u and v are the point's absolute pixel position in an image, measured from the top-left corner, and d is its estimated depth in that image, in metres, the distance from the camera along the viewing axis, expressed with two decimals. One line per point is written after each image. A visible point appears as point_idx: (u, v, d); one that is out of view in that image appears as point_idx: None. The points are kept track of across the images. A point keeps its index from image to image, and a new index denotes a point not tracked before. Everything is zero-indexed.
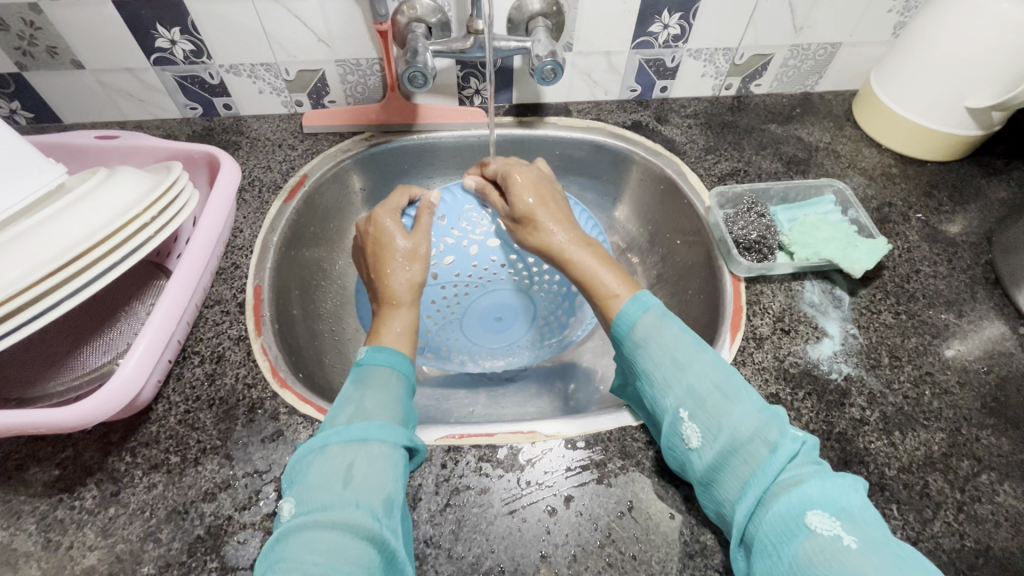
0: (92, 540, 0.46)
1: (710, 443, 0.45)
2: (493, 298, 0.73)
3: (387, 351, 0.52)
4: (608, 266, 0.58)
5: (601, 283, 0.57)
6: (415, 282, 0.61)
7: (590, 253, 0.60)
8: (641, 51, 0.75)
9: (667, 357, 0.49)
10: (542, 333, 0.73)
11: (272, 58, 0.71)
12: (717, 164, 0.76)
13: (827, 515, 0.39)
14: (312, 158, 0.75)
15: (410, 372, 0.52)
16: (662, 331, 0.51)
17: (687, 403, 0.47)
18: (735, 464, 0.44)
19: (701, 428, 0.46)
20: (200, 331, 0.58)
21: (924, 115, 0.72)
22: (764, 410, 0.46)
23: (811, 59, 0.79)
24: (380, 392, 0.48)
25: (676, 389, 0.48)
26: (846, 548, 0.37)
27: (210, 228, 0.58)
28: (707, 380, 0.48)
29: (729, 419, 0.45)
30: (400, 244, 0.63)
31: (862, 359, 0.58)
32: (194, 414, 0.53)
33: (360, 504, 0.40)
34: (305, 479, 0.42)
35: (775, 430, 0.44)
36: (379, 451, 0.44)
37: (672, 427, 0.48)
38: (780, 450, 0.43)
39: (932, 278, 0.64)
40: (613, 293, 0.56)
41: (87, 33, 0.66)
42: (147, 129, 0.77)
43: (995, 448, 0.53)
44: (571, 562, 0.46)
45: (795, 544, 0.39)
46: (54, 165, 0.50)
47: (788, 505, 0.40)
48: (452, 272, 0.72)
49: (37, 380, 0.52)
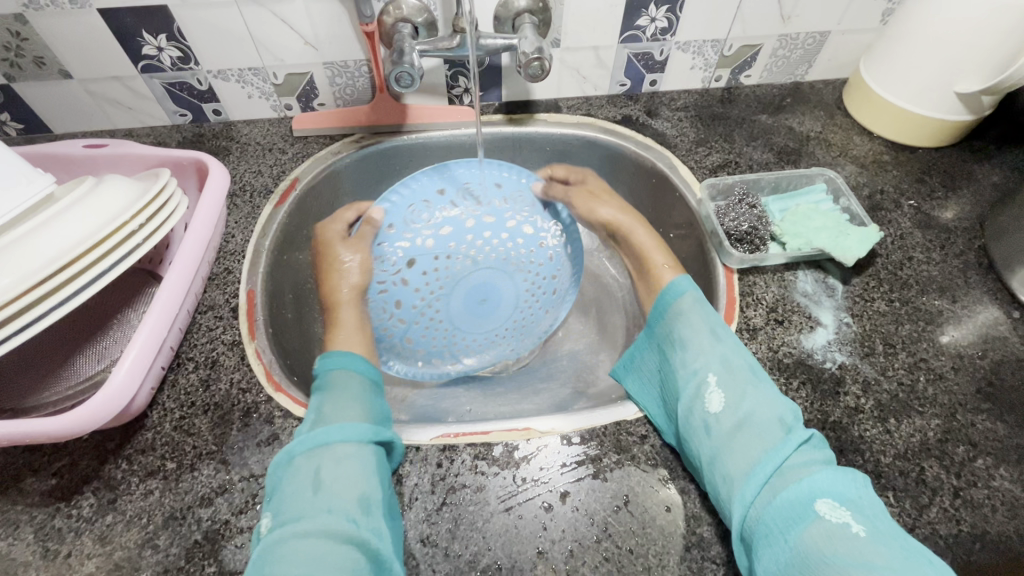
0: (89, 549, 0.46)
1: (734, 412, 0.47)
2: (476, 285, 0.66)
3: (342, 356, 0.55)
4: (660, 246, 0.67)
5: (653, 258, 0.66)
6: (359, 282, 0.65)
7: (646, 231, 0.70)
8: (629, 45, 0.74)
9: (705, 330, 0.53)
10: (543, 293, 0.70)
11: (259, 62, 0.71)
12: (708, 156, 0.76)
13: (836, 504, 0.40)
14: (303, 160, 0.75)
15: (371, 371, 0.55)
16: (702, 311, 0.55)
17: (719, 371, 0.49)
18: (748, 438, 0.45)
19: (726, 396, 0.48)
20: (193, 337, 0.58)
21: (913, 102, 0.72)
22: (784, 398, 0.48)
23: (800, 49, 0.79)
24: (341, 399, 0.50)
25: (709, 357, 0.51)
26: (854, 536, 0.38)
27: (200, 234, 0.58)
28: (740, 357, 0.51)
29: (753, 392, 0.48)
30: (342, 253, 0.66)
31: (856, 347, 0.58)
32: (189, 420, 0.53)
33: (332, 509, 0.41)
34: (280, 491, 0.43)
35: (792, 415, 0.47)
36: (343, 451, 0.45)
37: (696, 391, 0.49)
38: (795, 432, 0.45)
39: (925, 264, 0.64)
40: (665, 267, 0.64)
41: (74, 42, 0.66)
42: (137, 137, 0.77)
43: (990, 432, 0.53)
44: (568, 557, 0.46)
45: (800, 527, 0.39)
46: (43, 175, 0.51)
47: (797, 490, 0.41)
48: (412, 290, 0.65)
49: (32, 389, 0.52)
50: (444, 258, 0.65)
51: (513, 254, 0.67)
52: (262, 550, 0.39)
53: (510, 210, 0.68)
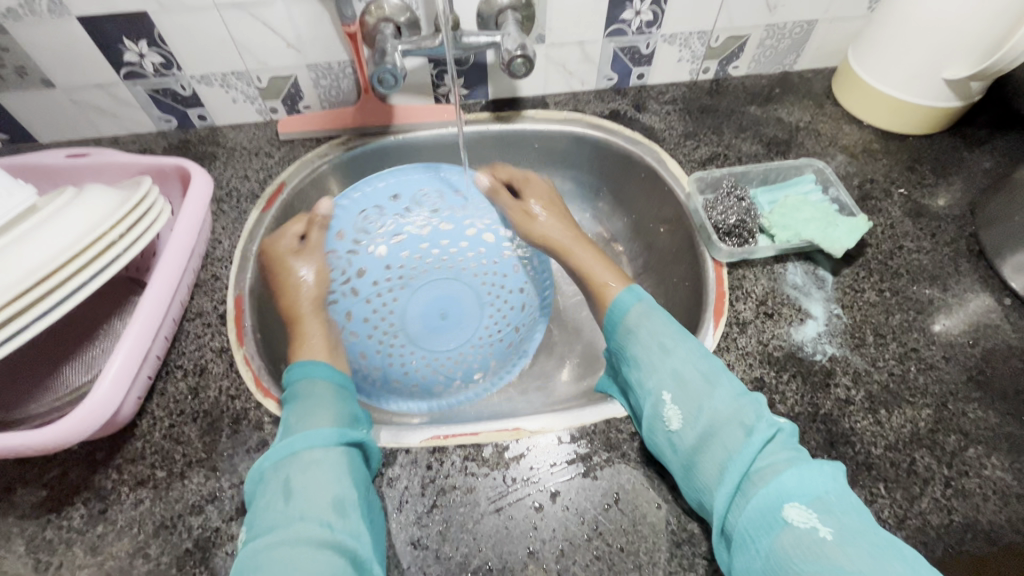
0: (81, 559, 0.46)
1: (692, 427, 0.46)
2: (423, 301, 0.67)
3: (311, 363, 0.54)
4: (602, 260, 0.64)
5: (599, 275, 0.62)
6: (318, 295, 0.64)
7: (588, 250, 0.66)
8: (615, 39, 0.74)
9: (655, 342, 0.51)
10: (488, 259, 0.69)
11: (242, 66, 0.70)
12: (697, 149, 0.75)
13: (805, 507, 0.40)
14: (289, 164, 0.74)
15: (335, 377, 0.54)
16: (651, 322, 0.53)
17: (671, 386, 0.48)
18: (713, 448, 0.45)
19: (683, 412, 0.47)
20: (181, 345, 0.58)
21: (903, 90, 0.71)
22: (742, 395, 0.47)
23: (788, 38, 0.78)
24: (307, 407, 0.50)
25: (660, 373, 0.49)
26: (823, 541, 0.38)
27: (183, 241, 0.57)
28: (691, 366, 0.49)
29: (709, 402, 0.46)
30: (298, 266, 0.64)
31: (846, 339, 0.58)
32: (178, 429, 0.53)
33: (304, 516, 0.42)
34: (253, 505, 0.44)
35: (753, 414, 0.45)
36: (311, 457, 0.45)
37: (654, 411, 0.48)
38: (757, 433, 0.44)
39: (915, 253, 0.64)
40: (612, 285, 0.60)
41: (54, 51, 0.65)
42: (123, 144, 0.76)
43: (982, 421, 0.52)
44: (559, 557, 0.46)
45: (773, 536, 0.40)
46: (23, 187, 0.50)
47: (765, 499, 0.41)
48: (371, 338, 0.65)
49: (20, 402, 0.52)
50: (375, 295, 0.65)
51: (420, 254, 0.67)
52: (239, 563, 0.40)
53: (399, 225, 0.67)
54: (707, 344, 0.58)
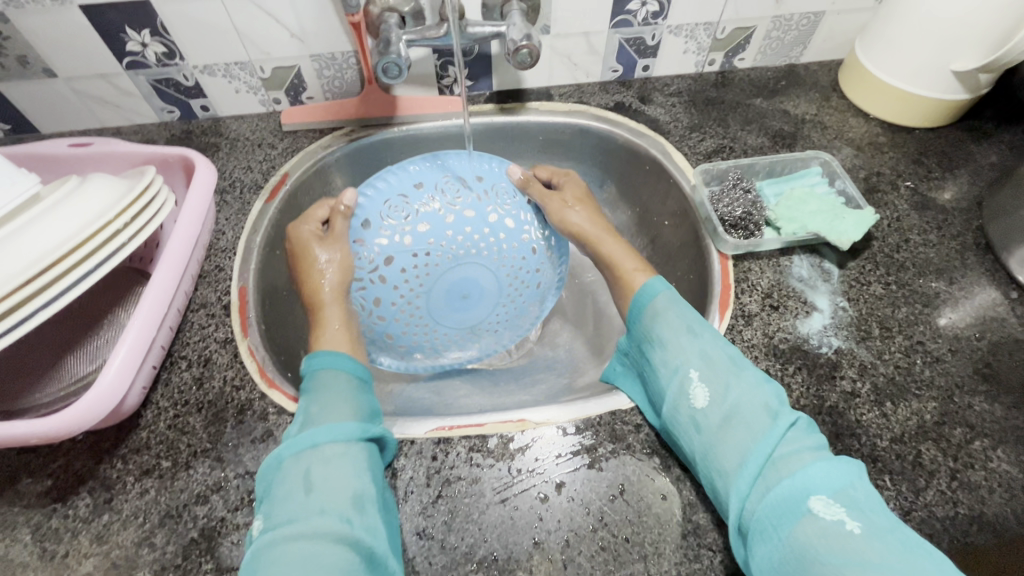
0: (87, 548, 0.46)
1: (718, 407, 0.46)
2: (447, 283, 0.64)
3: (329, 353, 0.53)
4: (631, 253, 0.64)
5: (623, 263, 0.62)
6: (339, 281, 0.61)
7: (617, 243, 0.65)
8: (620, 30, 0.73)
9: (681, 327, 0.51)
10: (507, 245, 0.66)
11: (245, 56, 0.70)
12: (702, 142, 0.75)
13: (830, 501, 0.39)
14: (292, 155, 0.74)
15: (361, 370, 0.53)
16: (676, 308, 0.52)
17: (699, 365, 0.48)
18: (739, 431, 0.44)
19: (710, 391, 0.47)
20: (185, 336, 0.58)
21: (910, 81, 0.70)
22: (768, 383, 0.47)
23: (794, 30, 0.77)
24: (328, 396, 0.49)
25: (687, 353, 0.49)
26: (850, 533, 0.38)
27: (186, 231, 0.57)
28: (718, 350, 0.49)
29: (737, 384, 0.46)
30: (318, 252, 0.61)
31: (852, 331, 0.58)
32: (183, 419, 0.53)
33: (325, 511, 0.41)
34: (273, 493, 0.43)
35: (779, 402, 0.46)
36: (332, 452, 0.44)
37: (680, 388, 0.48)
38: (783, 419, 0.44)
39: (922, 246, 0.64)
40: (637, 271, 0.61)
41: (56, 41, 0.65)
42: (125, 135, 0.76)
43: (987, 414, 0.52)
44: (564, 547, 0.46)
45: (794, 524, 0.39)
46: (26, 175, 0.50)
47: (791, 487, 0.40)
48: (428, 326, 0.65)
49: (24, 391, 0.52)
50: (402, 304, 0.63)
51: (424, 252, 0.63)
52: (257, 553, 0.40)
53: (380, 239, 0.63)
54: None
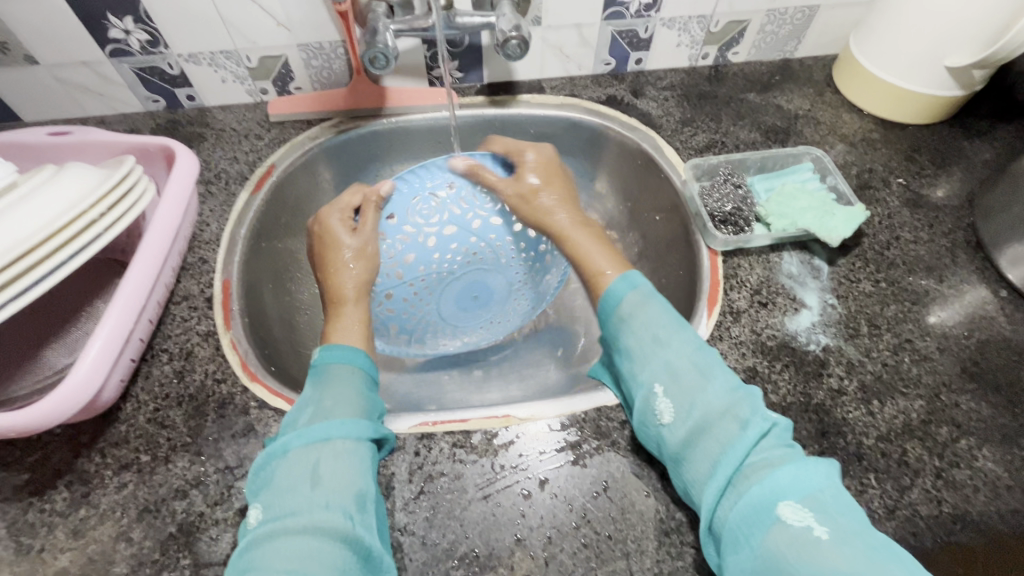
0: (63, 542, 0.46)
1: (684, 419, 0.45)
2: (455, 290, 0.71)
3: (343, 347, 0.52)
4: (598, 245, 0.59)
5: (593, 261, 0.57)
6: (363, 276, 0.62)
7: (584, 232, 0.61)
8: (612, 22, 0.72)
9: (648, 333, 0.49)
10: (494, 244, 0.72)
11: (231, 45, 0.69)
12: (694, 136, 0.74)
13: (799, 506, 0.39)
14: (279, 146, 0.73)
15: (369, 364, 0.52)
16: (645, 312, 0.50)
17: (664, 378, 0.47)
18: (706, 442, 0.44)
19: (674, 405, 0.46)
20: (167, 328, 0.57)
21: (905, 77, 0.70)
22: (737, 388, 0.46)
23: (789, 24, 0.76)
24: (341, 390, 0.48)
25: (653, 364, 0.48)
26: (817, 540, 0.37)
27: (168, 222, 0.56)
28: (685, 357, 0.47)
29: (703, 397, 0.45)
30: (345, 244, 0.63)
31: (840, 329, 0.57)
32: (164, 412, 0.52)
33: (329, 505, 0.41)
34: (275, 483, 0.43)
35: (746, 408, 0.45)
36: (343, 447, 0.44)
37: (645, 403, 0.47)
38: (751, 427, 0.44)
39: (913, 243, 0.63)
40: (606, 272, 0.56)
41: (37, 27, 0.64)
42: (109, 124, 0.75)
43: (974, 412, 0.52)
44: (546, 544, 0.46)
45: (764, 534, 0.39)
46: (2, 164, 0.48)
47: (759, 495, 0.40)
48: (458, 331, 0.71)
49: (1, 384, 0.51)
50: (429, 323, 0.70)
51: (427, 270, 0.70)
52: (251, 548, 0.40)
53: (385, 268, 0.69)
54: (699, 333, 0.58)
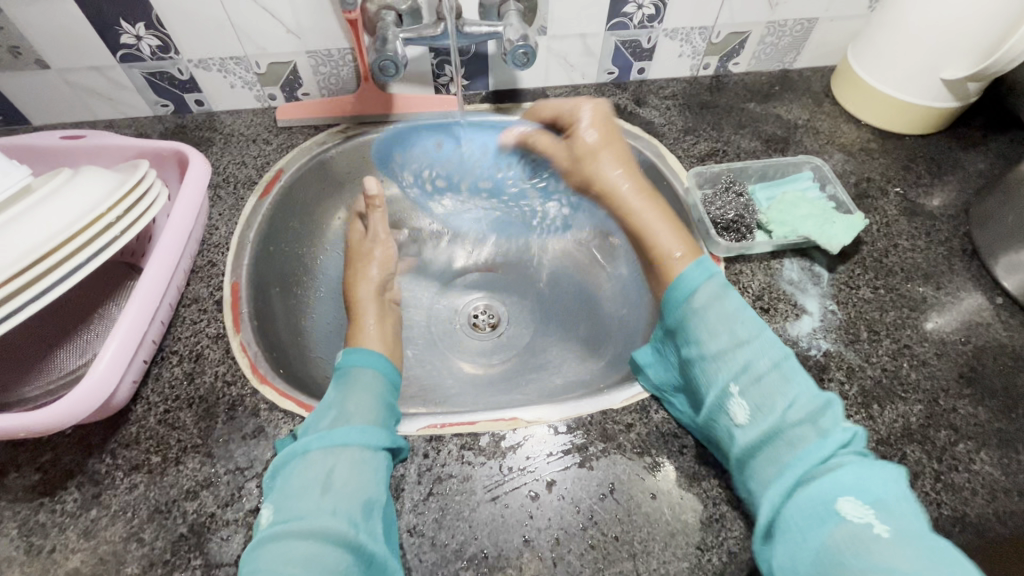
0: (74, 543, 0.46)
1: (759, 422, 0.44)
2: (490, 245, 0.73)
3: (367, 353, 0.55)
4: (668, 224, 0.56)
5: (661, 244, 0.55)
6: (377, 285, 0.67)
7: (652, 206, 0.58)
8: (616, 32, 0.74)
9: (726, 332, 0.48)
10: None
11: (241, 51, 0.70)
12: (696, 144, 0.75)
13: (860, 503, 0.39)
14: (287, 151, 0.74)
15: (390, 371, 0.54)
16: (722, 304, 0.49)
17: (741, 379, 0.46)
18: (779, 447, 0.43)
19: (750, 407, 0.45)
20: (177, 330, 0.58)
21: (901, 89, 0.71)
22: (819, 396, 0.45)
23: (788, 36, 0.78)
24: (361, 395, 0.50)
25: (730, 364, 0.47)
26: (878, 538, 0.37)
27: (181, 226, 0.57)
28: (765, 359, 0.46)
29: (784, 400, 0.45)
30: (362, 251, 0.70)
31: (841, 334, 0.58)
32: (174, 414, 0.52)
33: (336, 511, 0.42)
34: (286, 487, 0.43)
35: (827, 418, 0.44)
36: (360, 455, 0.45)
37: (719, 401, 0.47)
38: (830, 437, 0.43)
39: (910, 251, 0.65)
40: (676, 255, 0.53)
41: (50, 32, 0.64)
42: (118, 128, 0.76)
43: (972, 417, 0.53)
44: (554, 545, 0.46)
45: (825, 529, 0.39)
46: (18, 167, 0.49)
47: (818, 491, 0.40)
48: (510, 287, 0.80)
49: (13, 385, 0.51)
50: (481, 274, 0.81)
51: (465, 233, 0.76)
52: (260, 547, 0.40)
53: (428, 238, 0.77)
54: None
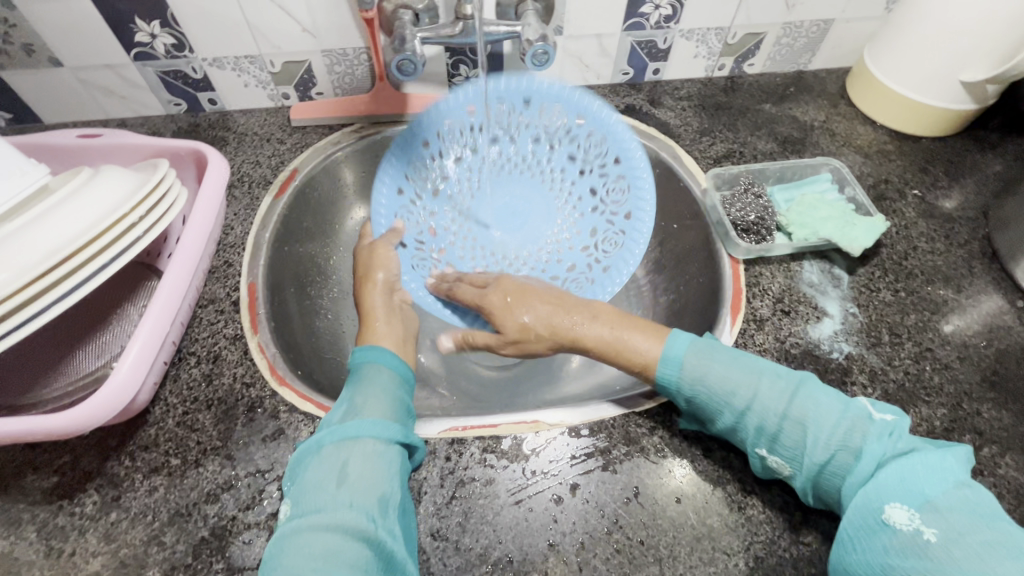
0: (94, 546, 0.45)
1: (801, 471, 0.45)
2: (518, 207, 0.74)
3: (378, 352, 0.54)
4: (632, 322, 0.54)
5: (630, 346, 0.53)
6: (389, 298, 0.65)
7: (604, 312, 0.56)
8: (632, 32, 0.73)
9: (727, 405, 0.47)
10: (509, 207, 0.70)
11: (256, 49, 0.69)
12: (712, 146, 0.75)
13: (907, 509, 0.40)
14: (302, 151, 0.73)
15: (401, 368, 0.53)
16: (714, 368, 0.49)
17: (762, 441, 0.46)
18: (829, 482, 0.44)
19: (786, 459, 0.46)
20: (194, 331, 0.57)
21: (919, 91, 0.71)
22: (842, 410, 0.45)
23: (804, 37, 0.78)
24: (372, 391, 0.49)
25: (747, 432, 0.47)
26: (926, 542, 0.38)
27: (200, 227, 0.56)
28: (778, 403, 0.46)
29: (812, 436, 0.44)
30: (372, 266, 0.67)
31: (863, 337, 0.58)
32: (193, 416, 0.52)
33: (353, 505, 0.41)
34: (304, 478, 0.43)
35: (857, 432, 0.44)
36: (373, 447, 0.44)
37: (759, 464, 0.47)
38: (866, 453, 0.43)
39: (930, 254, 0.64)
40: (643, 349, 0.52)
41: (64, 30, 0.64)
42: (130, 127, 0.75)
43: (996, 420, 0.53)
44: (578, 549, 0.46)
45: (877, 536, 0.40)
46: (36, 167, 0.48)
47: (866, 501, 0.41)
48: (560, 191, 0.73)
49: (31, 386, 0.51)
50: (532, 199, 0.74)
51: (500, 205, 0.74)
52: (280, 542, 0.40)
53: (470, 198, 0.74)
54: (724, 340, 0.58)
